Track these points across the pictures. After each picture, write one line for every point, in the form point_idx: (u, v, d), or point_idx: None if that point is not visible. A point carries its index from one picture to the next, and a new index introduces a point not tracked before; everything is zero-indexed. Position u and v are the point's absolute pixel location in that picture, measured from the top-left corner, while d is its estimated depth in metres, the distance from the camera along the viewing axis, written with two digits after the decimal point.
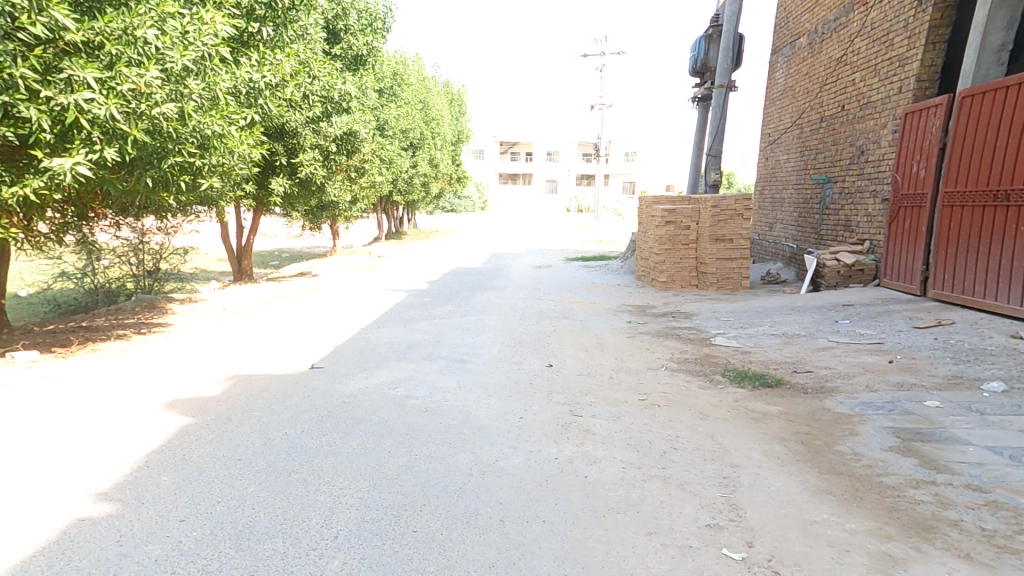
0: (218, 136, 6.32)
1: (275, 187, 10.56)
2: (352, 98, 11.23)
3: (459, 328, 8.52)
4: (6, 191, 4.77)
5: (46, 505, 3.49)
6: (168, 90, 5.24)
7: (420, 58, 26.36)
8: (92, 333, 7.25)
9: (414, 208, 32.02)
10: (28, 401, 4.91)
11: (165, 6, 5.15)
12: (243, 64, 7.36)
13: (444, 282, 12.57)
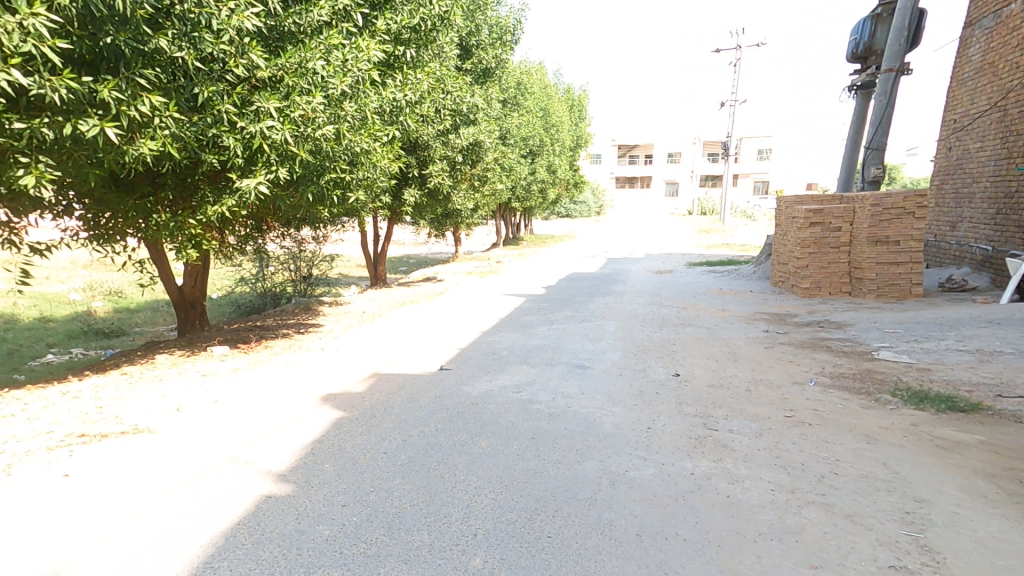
0: (365, 153, 6.89)
1: (407, 197, 11.34)
2: (478, 110, 12.09)
3: (579, 334, 8.47)
4: (208, 209, 5.63)
5: (241, 480, 4.02)
6: (329, 113, 5.85)
7: (543, 67, 26.86)
8: (264, 332, 8.32)
9: (530, 214, 32.65)
10: (224, 389, 5.76)
11: (331, 39, 5.94)
12: (388, 85, 8.01)
13: (562, 287, 12.61)
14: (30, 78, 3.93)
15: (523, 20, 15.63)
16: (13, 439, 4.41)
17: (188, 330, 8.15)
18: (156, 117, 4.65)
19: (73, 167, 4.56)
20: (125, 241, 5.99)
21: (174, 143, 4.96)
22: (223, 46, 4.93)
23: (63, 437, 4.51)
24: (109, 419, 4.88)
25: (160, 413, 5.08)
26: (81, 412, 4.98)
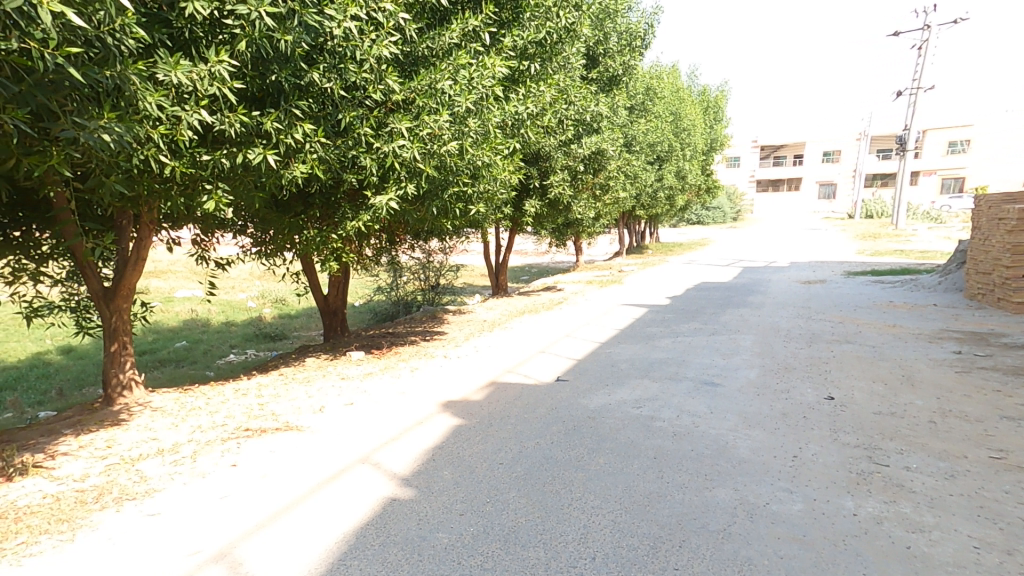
0: (487, 166, 7.01)
1: (529, 208, 11.45)
2: (601, 118, 11.92)
3: (709, 348, 7.76)
4: (347, 225, 6.10)
5: (370, 482, 4.23)
6: (453, 130, 6.04)
7: (676, 69, 25.71)
8: (395, 339, 8.88)
9: (656, 222, 31.31)
10: (359, 392, 6.22)
11: (459, 60, 6.17)
12: (511, 99, 8.15)
13: (689, 298, 11.76)
14: (215, 117, 4.59)
15: (656, 25, 15.07)
16: (198, 429, 5.16)
17: (332, 335, 9.00)
18: (307, 143, 5.16)
19: (244, 191, 5.24)
20: (283, 256, 6.77)
21: (321, 166, 5.46)
22: (365, 74, 5.35)
23: (234, 429, 5.18)
24: (268, 415, 5.51)
25: (307, 412, 5.61)
26: (248, 407, 5.70)
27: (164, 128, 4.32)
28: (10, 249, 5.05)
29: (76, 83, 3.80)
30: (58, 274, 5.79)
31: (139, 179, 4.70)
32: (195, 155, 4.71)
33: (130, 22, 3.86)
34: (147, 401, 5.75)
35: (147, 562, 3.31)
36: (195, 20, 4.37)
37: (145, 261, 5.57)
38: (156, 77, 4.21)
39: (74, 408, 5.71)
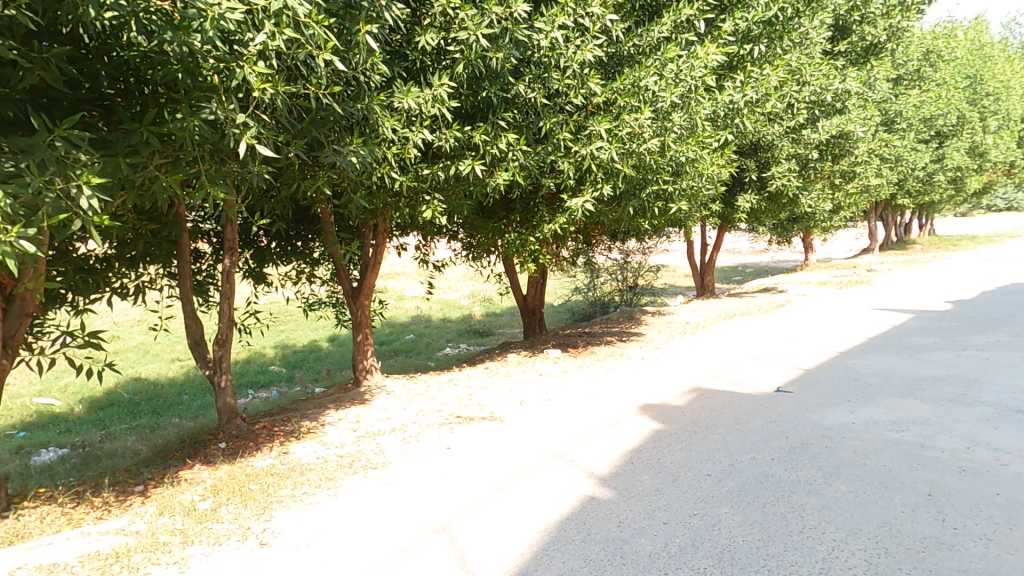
0: (692, 162, 6.65)
1: (742, 204, 10.50)
2: (852, 95, 10.61)
3: (1011, 368, 6.04)
4: (545, 228, 6.33)
5: (570, 477, 4.29)
6: (656, 127, 5.89)
7: (981, 24, 21.51)
8: (591, 338, 8.97)
9: (936, 210, 26.06)
10: (556, 389, 6.40)
11: (668, 53, 6.04)
12: (724, 88, 7.97)
13: (969, 304, 9.38)
14: (435, 135, 5.15)
15: None
16: (421, 412, 5.91)
17: (528, 334, 9.46)
18: (511, 152, 5.50)
19: (456, 201, 5.79)
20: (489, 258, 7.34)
21: (522, 173, 5.74)
22: (568, 81, 5.52)
23: (448, 415, 5.80)
24: (475, 405, 6.03)
25: (508, 405, 6.00)
26: (459, 397, 6.32)
27: (397, 148, 5.00)
28: (296, 255, 6.42)
29: (337, 117, 4.66)
30: (325, 275, 7.18)
31: (377, 195, 5.55)
32: (416, 171, 5.35)
33: (377, 60, 4.57)
34: (383, 385, 6.78)
35: (386, 523, 3.87)
36: (426, 51, 5.02)
37: (381, 263, 6.56)
38: (393, 105, 4.91)
39: (335, 387, 7.03)
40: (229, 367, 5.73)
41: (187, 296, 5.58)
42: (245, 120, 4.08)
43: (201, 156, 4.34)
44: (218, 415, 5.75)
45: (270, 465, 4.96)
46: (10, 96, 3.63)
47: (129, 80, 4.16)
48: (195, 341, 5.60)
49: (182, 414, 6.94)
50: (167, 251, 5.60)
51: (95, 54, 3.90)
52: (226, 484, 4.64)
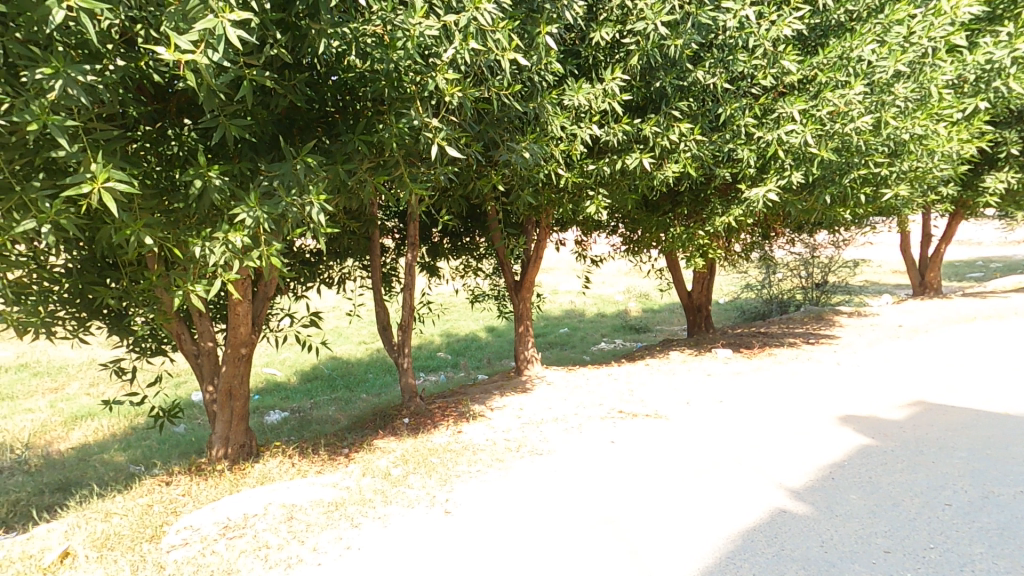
0: (918, 139, 6.16)
1: (991, 184, 9.76)
2: None
3: None
4: (717, 220, 6.12)
5: (758, 485, 4.00)
6: (869, 103, 5.47)
7: None
8: (769, 338, 8.38)
9: None
10: (731, 390, 6.04)
11: (894, 15, 5.70)
12: (980, 46, 7.51)
13: None
14: (603, 130, 5.17)
15: None
16: (582, 405, 6.01)
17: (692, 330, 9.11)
18: (682, 142, 5.36)
19: (620, 194, 5.76)
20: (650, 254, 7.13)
21: (694, 163, 5.56)
22: (755, 61, 5.31)
23: (611, 409, 5.78)
24: (638, 401, 5.95)
25: (674, 403, 5.80)
26: (620, 392, 6.29)
27: (564, 145, 5.11)
28: (463, 250, 6.94)
29: (512, 116, 4.90)
30: (489, 270, 7.65)
31: (543, 191, 5.68)
32: (581, 167, 5.38)
33: (552, 60, 4.65)
34: (543, 375, 7.04)
35: (558, 505, 4.01)
36: (599, 46, 5.08)
37: (542, 258, 6.79)
38: (564, 102, 5.00)
39: (498, 375, 7.48)
40: (411, 351, 6.32)
41: (376, 286, 6.36)
42: (437, 125, 4.40)
43: (398, 161, 4.90)
44: (401, 393, 6.45)
45: (448, 441, 5.45)
46: (267, 119, 4.56)
47: (348, 99, 4.87)
48: (383, 326, 6.33)
49: (368, 391, 7.95)
50: (363, 246, 6.41)
51: (326, 78, 4.64)
52: (412, 455, 5.19)
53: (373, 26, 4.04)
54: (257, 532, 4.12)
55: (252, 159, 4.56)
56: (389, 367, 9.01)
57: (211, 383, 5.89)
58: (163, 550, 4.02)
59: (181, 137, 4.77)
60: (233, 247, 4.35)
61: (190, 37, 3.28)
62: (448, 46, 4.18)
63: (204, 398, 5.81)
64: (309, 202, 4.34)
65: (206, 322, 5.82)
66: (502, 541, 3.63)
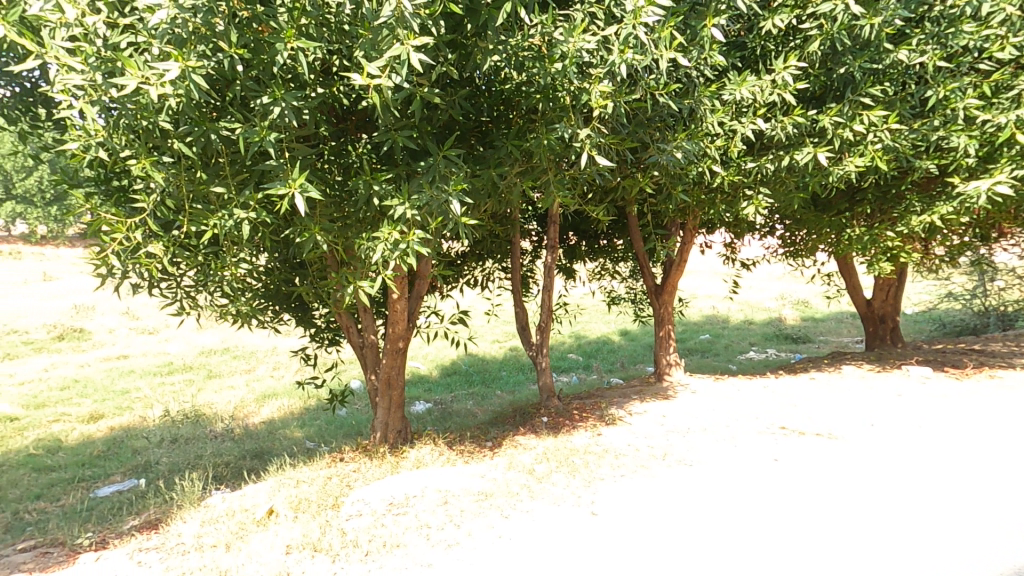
0: None
1: None
2: None
3: None
4: (914, 219, 5.71)
5: (987, 534, 3.44)
6: None
7: None
8: (990, 358, 7.25)
9: None
10: (929, 419, 5.30)
11: None
12: None
13: None
14: (769, 124, 4.96)
15: None
16: (735, 417, 5.64)
17: (875, 344, 8.18)
18: (872, 133, 5.07)
19: (784, 193, 5.34)
20: (815, 256, 6.90)
21: (888, 155, 5.33)
22: (987, 32, 5.11)
23: (772, 425, 5.37)
24: (804, 419, 5.46)
25: (851, 426, 5.23)
26: (777, 408, 5.80)
27: (721, 141, 4.90)
28: (602, 252, 6.94)
29: (664, 115, 4.73)
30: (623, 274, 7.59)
31: (693, 191, 5.41)
32: (739, 164, 5.13)
33: (712, 53, 4.46)
34: (686, 384, 6.74)
35: (729, 520, 3.81)
36: (770, 34, 5.05)
37: (687, 261, 6.50)
38: (723, 96, 4.81)
39: (636, 380, 7.30)
40: (549, 351, 6.38)
41: (516, 287, 6.55)
42: (586, 133, 4.42)
43: (549, 167, 4.97)
44: (539, 391, 6.57)
45: (589, 442, 5.45)
46: (430, 131, 4.90)
47: (502, 108, 5.09)
48: (521, 326, 6.47)
49: (503, 387, 8.26)
50: (503, 249, 6.62)
51: (483, 90, 4.91)
52: (553, 452, 5.26)
53: (532, 39, 4.16)
54: (417, 512, 4.51)
55: (411, 163, 5.05)
56: (522, 366, 9.27)
57: (373, 372, 6.72)
58: (342, 518, 4.59)
59: (357, 149, 5.43)
60: (391, 244, 4.69)
61: (379, 64, 3.70)
62: (606, 55, 4.15)
63: (369, 387, 6.61)
64: (447, 191, 4.55)
65: (368, 317, 6.64)
66: (670, 553, 3.51)
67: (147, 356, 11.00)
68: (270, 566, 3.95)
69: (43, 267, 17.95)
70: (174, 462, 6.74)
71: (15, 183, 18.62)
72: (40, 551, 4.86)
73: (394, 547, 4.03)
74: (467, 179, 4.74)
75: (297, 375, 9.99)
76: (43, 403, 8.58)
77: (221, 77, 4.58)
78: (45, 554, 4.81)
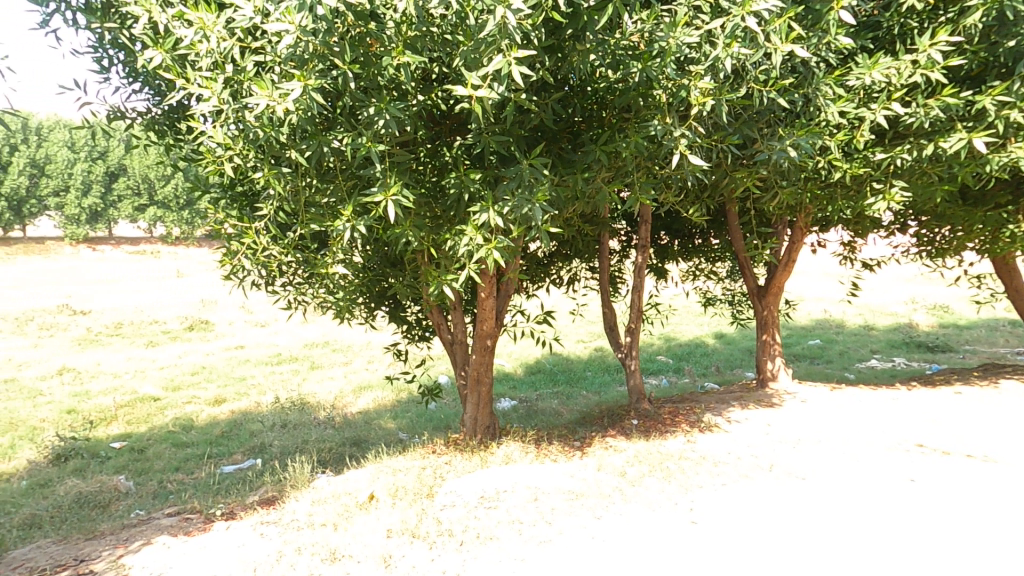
0: None
1: None
2: None
3: None
4: None
5: None
6: None
7: None
8: None
9: None
10: None
11: None
12: None
13: None
14: (907, 109, 4.51)
15: None
16: (854, 435, 5.20)
17: None
18: None
19: (924, 185, 5.00)
20: (960, 256, 6.79)
21: None
22: None
23: (908, 441, 5.04)
24: (948, 438, 5.06)
25: (1006, 450, 4.76)
26: (915, 424, 5.43)
27: (843, 132, 4.53)
28: (696, 252, 6.68)
29: (774, 108, 4.44)
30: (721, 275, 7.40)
31: (807, 186, 5.05)
32: (867, 156, 4.75)
33: (835, 38, 4.14)
34: (794, 393, 6.40)
35: (869, 530, 3.62)
36: (916, 9, 4.80)
37: (793, 262, 6.23)
38: (848, 82, 4.49)
39: (735, 386, 6.98)
40: (639, 353, 6.24)
41: (604, 288, 6.46)
42: (681, 132, 4.22)
43: (637, 169, 4.86)
44: (628, 393, 6.45)
45: (683, 448, 5.25)
46: (522, 135, 4.97)
47: (594, 107, 5.05)
48: (609, 327, 6.36)
49: (588, 388, 8.19)
50: (591, 250, 6.58)
51: (576, 90, 4.89)
52: (645, 456, 5.14)
53: (629, 38, 4.08)
54: (507, 507, 4.59)
55: (501, 167, 5.18)
56: (608, 367, 9.14)
57: (462, 369, 6.93)
58: (436, 508, 4.78)
59: (450, 151, 5.61)
60: (475, 244, 4.95)
61: (481, 75, 3.91)
62: (709, 50, 4.02)
63: (456, 380, 6.89)
64: (529, 203, 4.54)
65: (457, 315, 6.85)
66: (805, 556, 3.40)
67: (260, 347, 12.11)
68: (373, 548, 4.21)
69: (178, 267, 20.15)
70: (285, 446, 7.39)
71: (155, 191, 21.19)
72: (183, 517, 5.52)
73: (487, 540, 4.14)
74: (550, 187, 4.74)
75: (390, 369, 10.56)
76: (178, 387, 9.73)
77: (333, 90, 4.93)
78: (188, 519, 5.46)
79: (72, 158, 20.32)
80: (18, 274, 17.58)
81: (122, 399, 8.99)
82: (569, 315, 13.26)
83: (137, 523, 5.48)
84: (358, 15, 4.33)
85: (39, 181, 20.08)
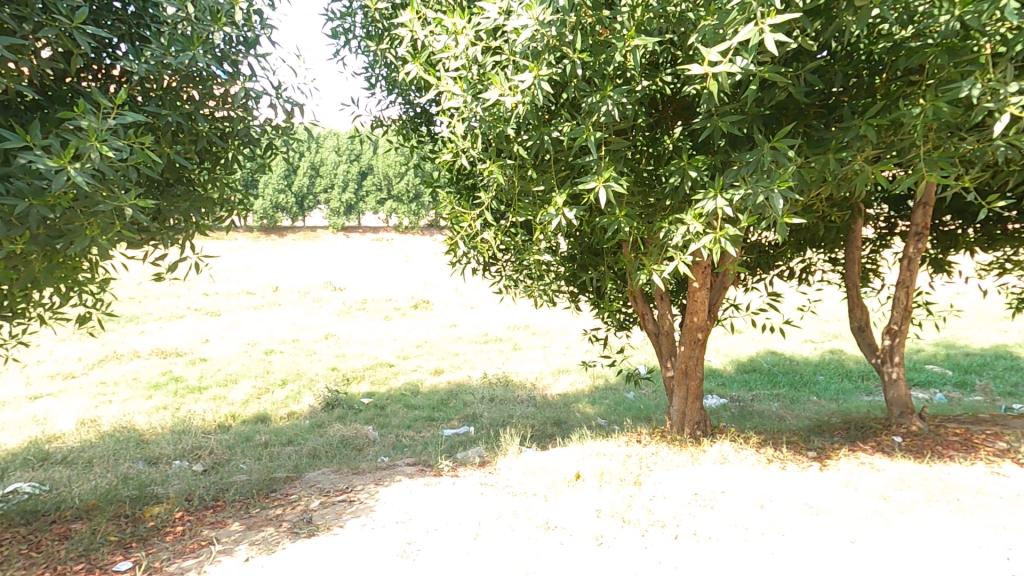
0: None
1: None
2: None
3: None
4: None
5: None
6: None
7: None
8: None
9: None
10: None
11: None
12: None
13: None
14: None
15: None
16: None
17: None
18: None
19: None
20: None
21: None
22: None
23: None
24: None
25: None
26: None
27: None
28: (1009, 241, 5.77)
29: None
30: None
31: None
32: None
33: None
34: None
35: None
36: None
37: None
38: None
39: None
40: (902, 360, 5.34)
41: (855, 280, 5.66)
42: (1017, 89, 3.39)
43: (926, 139, 4.00)
44: (887, 406, 5.54)
45: (980, 481, 4.35)
46: (756, 115, 4.48)
47: (862, 73, 4.42)
48: (861, 327, 5.55)
49: (822, 393, 7.28)
50: (837, 239, 5.80)
51: (836, 57, 4.38)
52: (917, 480, 4.39)
53: None
54: (725, 508, 4.31)
55: (727, 151, 4.78)
56: (848, 372, 7.99)
57: (668, 361, 6.72)
58: (645, 497, 4.69)
59: (671, 137, 5.45)
60: (691, 232, 4.58)
61: (721, 48, 3.59)
62: None
63: (663, 374, 6.69)
64: (768, 188, 4.07)
65: (664, 306, 6.67)
66: None
67: (470, 326, 13.45)
68: (584, 526, 4.31)
69: (407, 253, 23.51)
70: (493, 418, 8.06)
71: (394, 187, 25.26)
72: (419, 467, 6.38)
73: (705, 539, 3.93)
74: (795, 172, 4.15)
75: (586, 355, 10.81)
76: (408, 356, 11.36)
77: (560, 83, 5.13)
78: (423, 470, 6.29)
79: (337, 161, 25.01)
80: (299, 255, 22.43)
81: (368, 363, 10.85)
82: (792, 312, 11.94)
83: (385, 467, 6.50)
84: (595, 3, 4.38)
85: (316, 180, 24.99)
